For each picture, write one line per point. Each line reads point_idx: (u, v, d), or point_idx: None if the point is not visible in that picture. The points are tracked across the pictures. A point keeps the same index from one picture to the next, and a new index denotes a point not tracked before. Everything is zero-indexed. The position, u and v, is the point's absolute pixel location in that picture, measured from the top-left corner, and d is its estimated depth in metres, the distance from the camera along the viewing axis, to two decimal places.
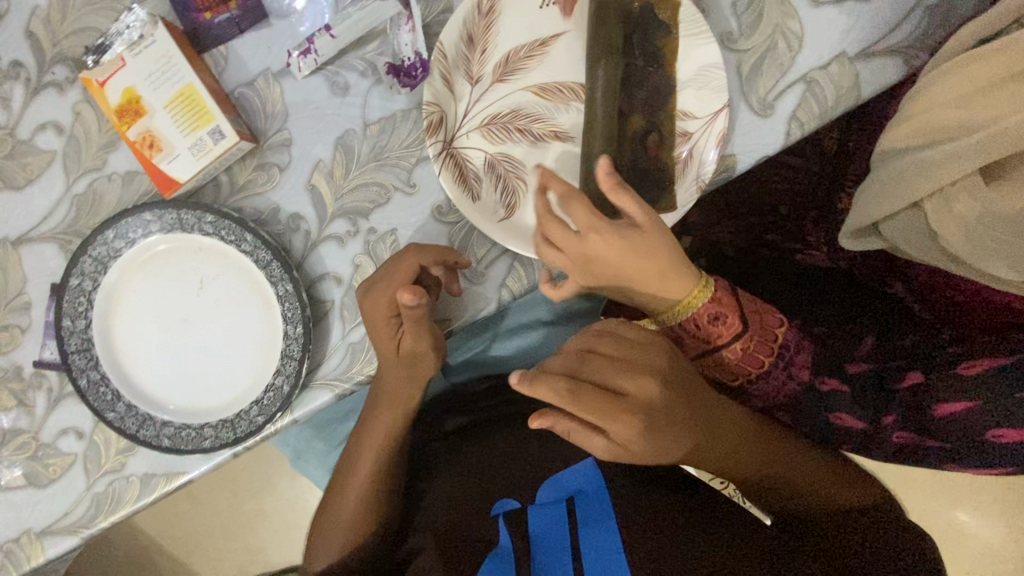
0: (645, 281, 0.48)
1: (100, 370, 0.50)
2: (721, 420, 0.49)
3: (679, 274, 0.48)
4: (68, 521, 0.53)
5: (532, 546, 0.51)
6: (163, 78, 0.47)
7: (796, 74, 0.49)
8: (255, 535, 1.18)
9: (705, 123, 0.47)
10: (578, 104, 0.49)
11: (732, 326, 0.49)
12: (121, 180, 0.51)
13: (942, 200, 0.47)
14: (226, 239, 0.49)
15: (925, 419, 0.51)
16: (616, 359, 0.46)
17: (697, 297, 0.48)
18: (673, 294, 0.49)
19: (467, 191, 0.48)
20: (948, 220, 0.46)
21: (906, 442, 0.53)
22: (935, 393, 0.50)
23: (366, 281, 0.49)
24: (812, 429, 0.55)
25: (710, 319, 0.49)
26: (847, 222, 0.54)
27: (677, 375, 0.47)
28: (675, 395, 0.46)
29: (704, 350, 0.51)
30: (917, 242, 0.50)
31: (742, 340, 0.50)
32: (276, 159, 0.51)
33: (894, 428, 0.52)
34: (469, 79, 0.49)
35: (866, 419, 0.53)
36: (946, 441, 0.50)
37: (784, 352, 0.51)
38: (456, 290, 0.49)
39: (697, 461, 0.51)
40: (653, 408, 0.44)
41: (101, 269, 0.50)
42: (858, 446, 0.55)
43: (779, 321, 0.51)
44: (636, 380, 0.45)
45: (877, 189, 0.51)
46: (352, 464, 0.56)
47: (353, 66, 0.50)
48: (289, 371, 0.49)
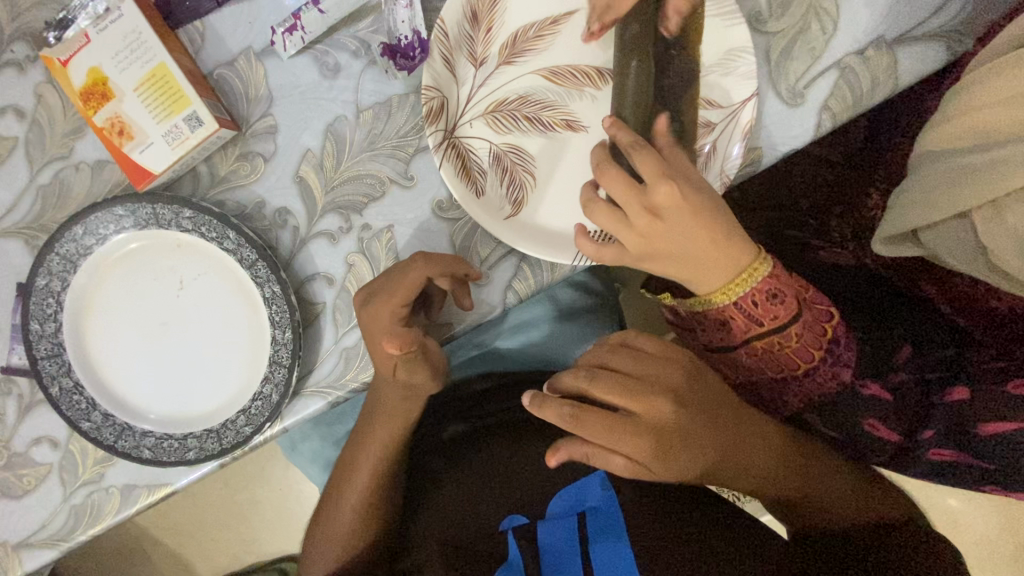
0: (699, 253, 0.44)
1: (74, 377, 0.46)
2: (745, 433, 0.46)
3: (738, 244, 0.44)
4: (45, 534, 0.50)
5: (541, 559, 0.50)
6: (132, 57, 0.42)
7: (829, 59, 0.45)
8: (249, 525, 1.16)
9: (730, 114, 0.43)
10: (591, 90, 0.45)
11: (789, 307, 0.45)
12: (90, 170, 0.47)
13: (993, 211, 0.43)
14: (208, 236, 0.45)
15: (968, 436, 0.47)
16: (628, 377, 0.44)
17: (755, 271, 0.44)
18: (727, 271, 0.45)
19: (470, 186, 0.43)
20: (1000, 231, 0.42)
21: (944, 462, 0.48)
22: (981, 408, 0.46)
23: (364, 289, 0.45)
24: (839, 434, 0.51)
25: (766, 300, 0.45)
26: (882, 225, 0.51)
27: (693, 394, 0.44)
28: (692, 415, 0.44)
29: (756, 334, 0.46)
30: (961, 251, 0.46)
31: (796, 326, 0.45)
32: (260, 148, 0.47)
33: (931, 443, 0.48)
34: (473, 60, 0.44)
35: (900, 430, 0.49)
36: (990, 464, 0.46)
37: (833, 349, 0.47)
38: (465, 304, 0.46)
39: (721, 478, 0.48)
40: (664, 429, 0.42)
41: (70, 269, 0.45)
42: (889, 460, 0.51)
43: (830, 312, 0.47)
44: (647, 399, 0.43)
45: (919, 192, 0.47)
46: (349, 473, 0.53)
47: (345, 45, 0.46)
48: (278, 379, 0.45)
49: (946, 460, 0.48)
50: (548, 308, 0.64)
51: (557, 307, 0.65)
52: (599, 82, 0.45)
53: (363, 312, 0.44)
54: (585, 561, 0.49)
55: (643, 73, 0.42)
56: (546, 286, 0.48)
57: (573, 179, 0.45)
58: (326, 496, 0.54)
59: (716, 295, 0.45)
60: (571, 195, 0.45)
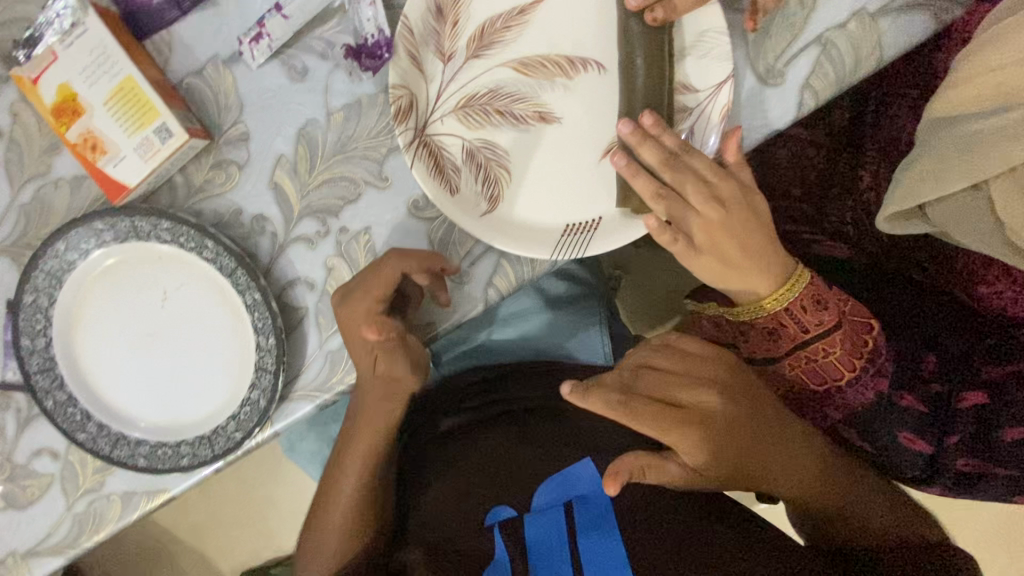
0: (744, 256, 0.47)
1: (67, 390, 0.47)
2: (782, 430, 0.49)
3: (774, 264, 0.48)
4: (51, 541, 0.51)
5: (529, 556, 0.49)
6: (100, 70, 0.42)
7: (810, 35, 0.44)
8: (266, 521, 1.18)
9: (705, 99, 0.43)
10: (563, 80, 0.43)
11: (833, 316, 0.47)
12: (69, 186, 0.47)
13: (1013, 181, 0.42)
14: (187, 247, 0.45)
15: (992, 444, 0.49)
16: (673, 372, 0.47)
17: (799, 279, 0.47)
18: (768, 279, 0.48)
19: (443, 184, 0.43)
20: (1018, 204, 0.42)
21: (972, 471, 0.50)
22: (1002, 415, 0.48)
23: (343, 289, 0.45)
24: (875, 450, 0.53)
25: (812, 306, 0.47)
26: (890, 202, 0.47)
27: (737, 389, 0.48)
28: (733, 406, 0.47)
29: (800, 343, 0.48)
30: (971, 228, 0.45)
31: (839, 333, 0.47)
32: (234, 156, 0.47)
33: (958, 450, 0.50)
34: (440, 56, 0.44)
35: (934, 442, 0.51)
36: (1017, 471, 0.48)
37: (874, 359, 0.48)
38: (444, 299, 0.46)
39: (756, 481, 0.49)
40: (708, 418, 0.46)
41: (56, 284, 0.46)
42: (922, 474, 0.52)
43: (869, 324, 0.48)
44: (694, 392, 0.46)
45: (931, 161, 0.44)
46: (338, 474, 0.54)
47: (312, 47, 0.45)
48: (265, 385, 0.46)
49: (972, 470, 0.50)
50: (534, 300, 0.65)
51: (545, 298, 0.65)
52: (571, 71, 0.43)
53: (344, 313, 0.44)
54: (574, 554, 0.49)
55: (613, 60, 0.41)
56: (527, 281, 0.47)
57: (551, 171, 0.44)
58: (318, 498, 0.56)
59: (765, 300, 0.48)
60: (557, 190, 0.44)
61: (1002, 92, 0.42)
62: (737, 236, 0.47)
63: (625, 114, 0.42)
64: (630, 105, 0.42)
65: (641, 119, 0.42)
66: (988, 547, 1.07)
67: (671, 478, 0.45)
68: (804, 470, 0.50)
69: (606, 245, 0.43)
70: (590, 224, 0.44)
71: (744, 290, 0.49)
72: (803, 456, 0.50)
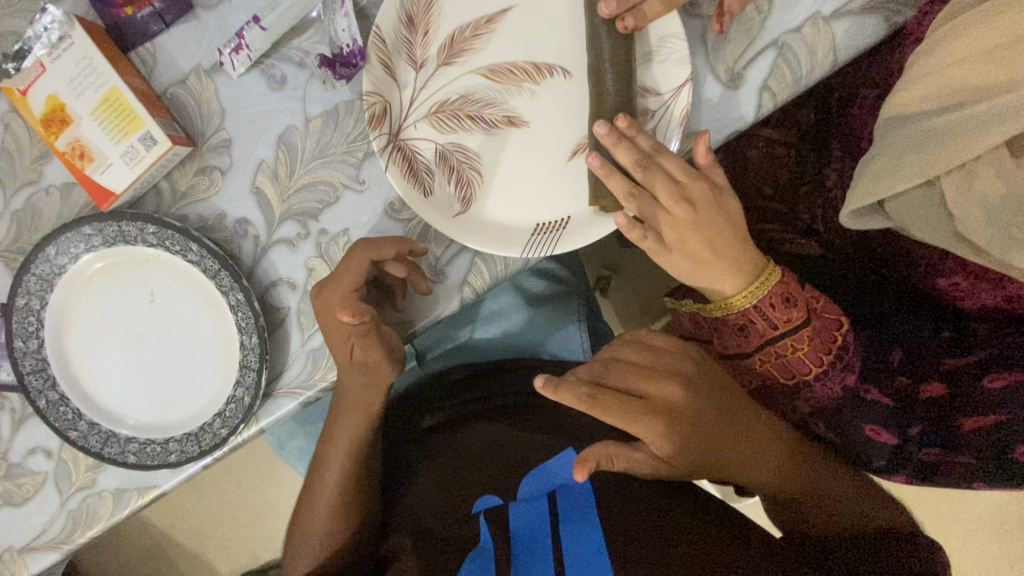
0: (710, 250, 0.48)
1: (58, 390, 0.49)
2: (749, 422, 0.51)
3: (744, 262, 0.49)
4: (46, 537, 0.53)
5: (513, 541, 0.51)
6: (86, 82, 0.44)
7: (767, 39, 0.46)
8: (263, 523, 1.19)
9: (666, 101, 0.44)
10: (530, 84, 0.45)
11: (801, 312, 0.48)
12: (59, 193, 0.49)
13: (963, 177, 0.43)
14: (172, 250, 0.47)
15: (952, 432, 0.49)
16: (640, 365, 0.50)
17: (768, 279, 0.48)
18: (740, 278, 0.48)
19: (417, 186, 0.45)
20: (969, 200, 0.43)
21: (934, 461, 0.50)
22: (961, 403, 0.49)
23: (326, 285, 0.47)
24: (843, 443, 0.54)
25: (782, 305, 0.48)
26: (852, 199, 0.49)
27: (702, 382, 0.50)
28: (698, 398, 0.49)
29: (769, 339, 0.49)
30: (926, 221, 0.46)
31: (808, 330, 0.48)
32: (217, 162, 0.48)
33: (922, 441, 0.51)
34: (413, 64, 0.45)
35: (899, 434, 0.51)
36: (976, 459, 0.48)
37: (843, 354, 0.49)
38: (423, 288, 0.47)
39: (725, 472, 0.51)
40: (676, 409, 0.47)
41: (47, 288, 0.48)
42: (887, 464, 0.53)
43: (839, 321, 0.49)
44: (664, 383, 0.48)
45: (888, 159, 0.46)
46: (323, 469, 0.55)
47: (290, 57, 0.47)
48: (249, 382, 0.48)
49: (937, 459, 0.50)
50: (516, 299, 0.67)
51: (525, 295, 0.67)
52: (538, 76, 0.45)
53: (330, 310, 0.46)
54: (556, 540, 0.50)
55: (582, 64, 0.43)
56: (501, 279, 0.49)
57: (521, 174, 0.46)
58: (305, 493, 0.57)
59: (734, 298, 0.49)
60: (526, 191, 0.46)
61: (953, 91, 0.44)
62: (706, 232, 0.48)
63: (597, 117, 0.43)
64: (595, 108, 0.44)
65: (615, 121, 0.43)
66: (978, 540, 1.08)
67: (638, 465, 0.47)
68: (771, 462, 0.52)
69: (580, 242, 0.45)
70: (559, 224, 0.46)
71: (712, 286, 0.50)
72: (770, 447, 0.51)
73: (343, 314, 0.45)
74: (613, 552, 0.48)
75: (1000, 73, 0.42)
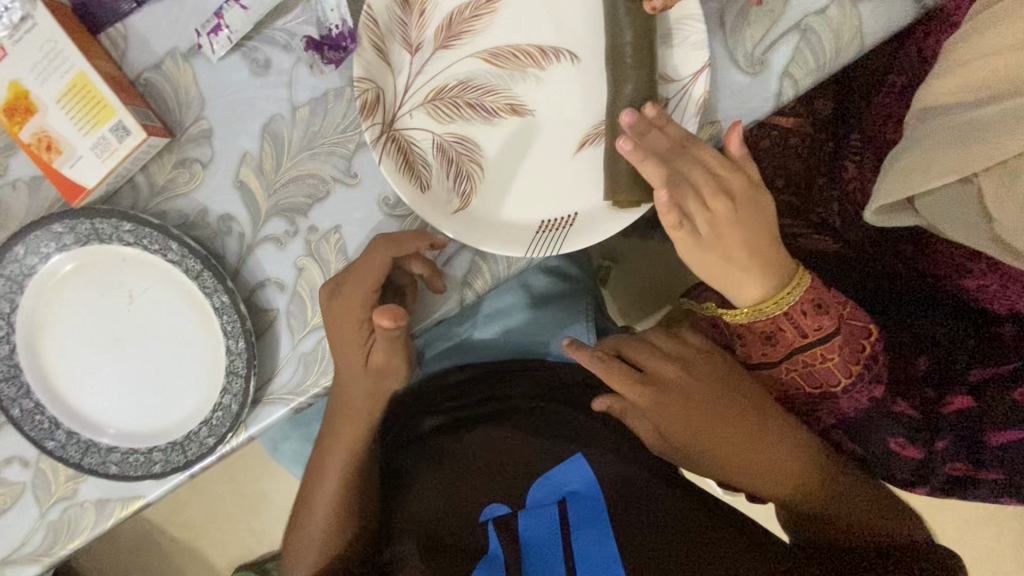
0: (733, 248, 0.45)
1: (33, 398, 0.46)
2: (760, 424, 0.50)
3: (772, 266, 0.46)
4: (27, 550, 0.50)
5: (523, 551, 0.50)
6: (50, 67, 0.40)
7: (789, 20, 0.42)
8: (258, 517, 1.17)
9: (683, 88, 0.41)
10: (535, 70, 0.42)
11: (831, 320, 0.45)
12: (27, 187, 0.45)
13: (1003, 175, 0.41)
14: (151, 249, 0.44)
15: (980, 446, 0.48)
16: (662, 351, 0.52)
17: (798, 284, 0.46)
18: (766, 282, 0.46)
19: (414, 180, 0.42)
20: (1008, 198, 0.41)
21: (959, 473, 0.50)
22: (989, 418, 0.47)
23: (335, 279, 0.44)
24: (864, 454, 0.53)
25: (812, 312, 0.45)
26: (876, 196, 0.46)
27: (713, 375, 0.51)
28: (700, 385, 0.50)
29: (797, 347, 0.46)
30: (961, 222, 0.44)
31: (839, 339, 0.46)
32: (197, 154, 0.45)
33: (948, 456, 0.50)
34: (407, 47, 0.42)
35: (924, 447, 0.50)
36: (1005, 472, 0.47)
37: (870, 366, 0.47)
38: (439, 286, 0.45)
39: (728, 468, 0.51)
40: (676, 392, 0.50)
41: (17, 290, 0.45)
42: (911, 476, 0.52)
43: (868, 329, 0.47)
44: (664, 363, 0.51)
45: (921, 152, 0.43)
46: (318, 476, 0.53)
47: (275, 39, 0.43)
48: (236, 389, 0.45)
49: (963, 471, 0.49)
50: (520, 297, 0.64)
51: (530, 294, 0.65)
52: (544, 61, 0.42)
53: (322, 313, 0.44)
54: (567, 552, 0.49)
55: (616, 47, 0.39)
56: (504, 279, 0.46)
57: (524, 167, 0.43)
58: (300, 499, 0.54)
59: (764, 305, 0.46)
60: (528, 186, 0.43)
61: (989, 77, 0.42)
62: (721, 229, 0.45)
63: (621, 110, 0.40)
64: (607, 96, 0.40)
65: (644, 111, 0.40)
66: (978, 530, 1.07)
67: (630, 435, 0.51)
68: (782, 465, 0.50)
69: (593, 240, 0.42)
70: (566, 220, 0.43)
71: (744, 291, 0.47)
72: (791, 453, 0.50)
73: (379, 316, 0.42)
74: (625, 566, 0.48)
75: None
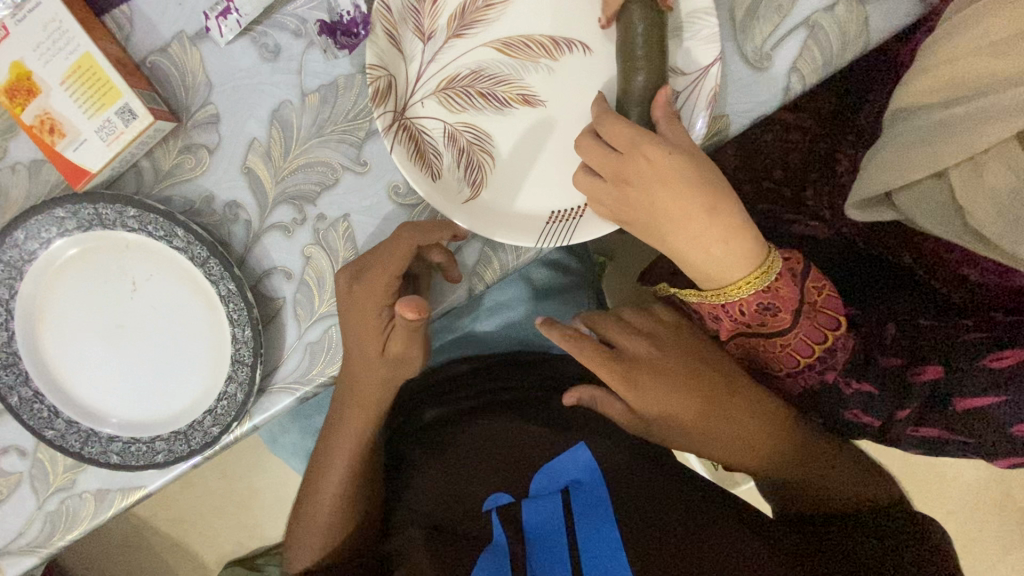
0: (687, 237, 0.44)
1: (32, 386, 0.45)
2: (728, 397, 0.50)
3: (733, 259, 0.44)
4: (23, 541, 0.49)
5: (527, 540, 0.49)
6: (54, 48, 0.39)
7: (798, 17, 0.43)
8: (249, 511, 1.16)
9: (694, 81, 0.42)
10: (548, 61, 0.42)
11: (779, 321, 0.44)
12: (27, 171, 0.44)
13: (971, 169, 0.41)
14: (155, 235, 0.43)
15: (945, 410, 0.45)
16: (631, 325, 0.53)
17: (747, 286, 0.44)
18: (722, 276, 0.45)
19: (424, 169, 0.42)
20: (978, 192, 0.41)
21: (926, 436, 0.47)
22: (958, 385, 0.44)
23: (349, 268, 0.43)
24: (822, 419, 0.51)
25: (756, 310, 0.45)
26: (856, 189, 0.47)
27: (678, 347, 0.51)
28: (667, 357, 0.51)
29: (741, 332, 0.47)
30: (936, 215, 0.45)
31: (786, 334, 0.45)
32: (203, 139, 0.44)
33: (911, 423, 0.47)
34: (420, 35, 0.42)
35: (884, 417, 0.47)
36: (973, 436, 0.45)
37: (828, 356, 0.46)
38: (455, 276, 0.45)
39: (695, 442, 0.52)
40: (642, 362, 0.50)
41: (16, 276, 0.44)
42: (872, 438, 0.49)
43: (836, 321, 0.45)
44: (635, 339, 0.52)
45: (897, 151, 0.44)
46: (324, 467, 0.52)
47: (283, 24, 0.43)
48: (242, 378, 0.44)
49: (930, 435, 0.47)
50: (523, 290, 0.64)
51: (533, 287, 0.64)
52: (557, 52, 0.42)
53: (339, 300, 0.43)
54: (572, 540, 0.49)
55: (626, 37, 0.39)
56: (513, 271, 0.46)
57: (533, 157, 0.43)
58: (305, 488, 0.54)
59: (705, 294, 0.46)
60: (537, 178, 0.43)
61: (964, 78, 0.40)
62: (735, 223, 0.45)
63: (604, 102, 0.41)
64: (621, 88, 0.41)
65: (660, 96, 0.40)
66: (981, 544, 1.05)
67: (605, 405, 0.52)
68: (748, 437, 0.50)
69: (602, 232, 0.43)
70: (575, 212, 0.43)
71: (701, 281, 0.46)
72: (763, 428, 0.50)
73: (404, 308, 0.41)
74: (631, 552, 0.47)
75: (1012, 64, 0.38)
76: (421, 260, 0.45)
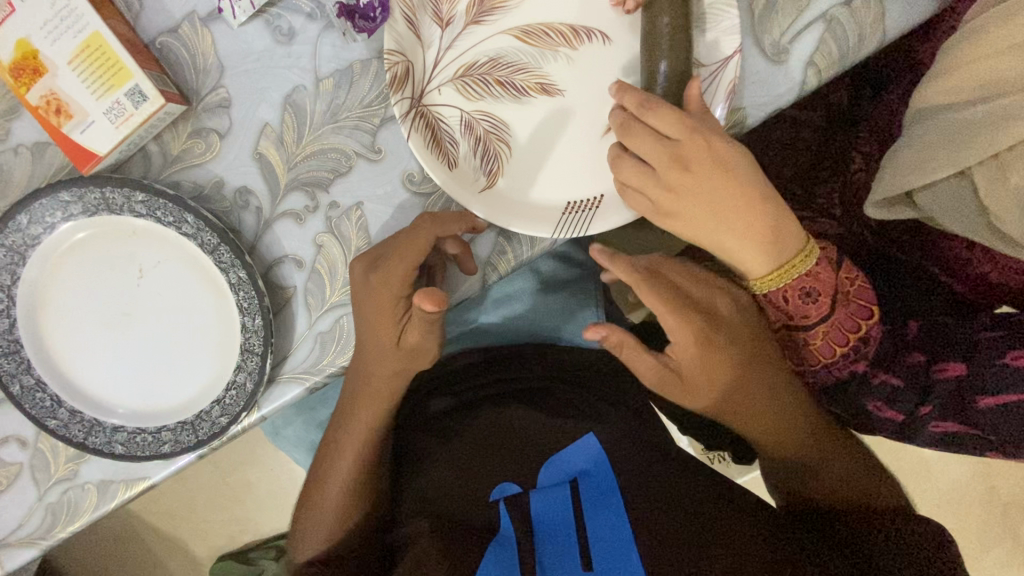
0: (733, 229, 0.44)
1: (34, 374, 0.44)
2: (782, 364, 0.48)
3: (774, 245, 0.45)
4: (22, 533, 0.48)
5: (534, 533, 0.50)
6: (62, 26, 0.38)
7: (816, 11, 0.43)
8: (242, 505, 1.15)
9: (715, 71, 0.41)
10: (567, 50, 0.42)
11: (821, 307, 0.46)
12: (29, 154, 0.43)
13: (995, 169, 0.41)
14: (164, 221, 0.42)
15: (968, 407, 0.46)
16: (699, 282, 0.46)
17: (793, 268, 0.45)
18: (768, 262, 0.45)
19: (441, 157, 0.41)
20: (1000, 192, 0.41)
21: (951, 433, 0.47)
22: (979, 380, 0.45)
23: (363, 258, 0.43)
24: (849, 414, 0.52)
25: (799, 299, 0.46)
26: (874, 191, 0.48)
27: (745, 306, 0.47)
28: (735, 317, 0.46)
29: (783, 325, 0.48)
30: (957, 213, 0.45)
31: (824, 326, 0.46)
32: (214, 124, 0.44)
33: (932, 417, 0.47)
34: (438, 21, 0.42)
35: (906, 410, 0.48)
36: (994, 433, 0.45)
37: (860, 345, 0.47)
38: (471, 267, 0.45)
39: (743, 409, 0.49)
40: (712, 320, 0.45)
41: (18, 261, 0.43)
42: (896, 438, 0.50)
43: (869, 311, 0.47)
44: (704, 296, 0.46)
45: (918, 148, 0.44)
46: (333, 457, 0.51)
47: (298, 7, 0.42)
48: (251, 367, 0.44)
49: (949, 432, 0.47)
50: (530, 283, 0.64)
51: (540, 279, 0.64)
52: (577, 41, 0.42)
53: (356, 289, 0.43)
54: (581, 533, 0.49)
55: (650, 27, 0.39)
56: (527, 261, 0.46)
57: (551, 147, 0.42)
58: (312, 478, 0.54)
59: (754, 283, 0.46)
60: (554, 168, 0.42)
61: (989, 75, 0.41)
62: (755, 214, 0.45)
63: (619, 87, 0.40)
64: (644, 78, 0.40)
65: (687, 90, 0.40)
66: (967, 540, 1.06)
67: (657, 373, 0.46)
68: (789, 409, 0.50)
69: (615, 223, 0.42)
70: (591, 203, 0.43)
71: (735, 266, 0.47)
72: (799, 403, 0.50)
73: (422, 300, 0.40)
74: (640, 546, 0.47)
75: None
76: (437, 251, 0.45)
